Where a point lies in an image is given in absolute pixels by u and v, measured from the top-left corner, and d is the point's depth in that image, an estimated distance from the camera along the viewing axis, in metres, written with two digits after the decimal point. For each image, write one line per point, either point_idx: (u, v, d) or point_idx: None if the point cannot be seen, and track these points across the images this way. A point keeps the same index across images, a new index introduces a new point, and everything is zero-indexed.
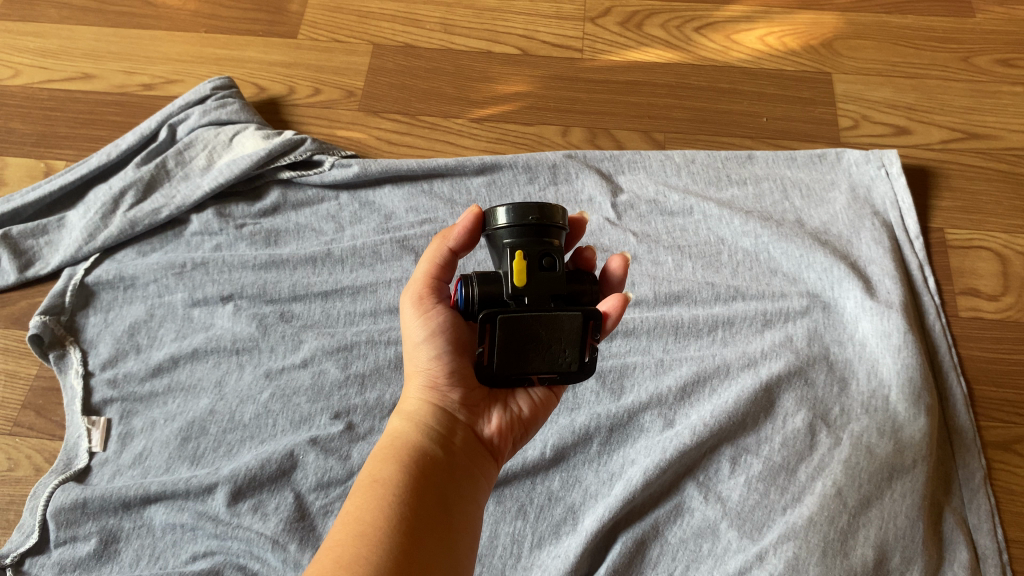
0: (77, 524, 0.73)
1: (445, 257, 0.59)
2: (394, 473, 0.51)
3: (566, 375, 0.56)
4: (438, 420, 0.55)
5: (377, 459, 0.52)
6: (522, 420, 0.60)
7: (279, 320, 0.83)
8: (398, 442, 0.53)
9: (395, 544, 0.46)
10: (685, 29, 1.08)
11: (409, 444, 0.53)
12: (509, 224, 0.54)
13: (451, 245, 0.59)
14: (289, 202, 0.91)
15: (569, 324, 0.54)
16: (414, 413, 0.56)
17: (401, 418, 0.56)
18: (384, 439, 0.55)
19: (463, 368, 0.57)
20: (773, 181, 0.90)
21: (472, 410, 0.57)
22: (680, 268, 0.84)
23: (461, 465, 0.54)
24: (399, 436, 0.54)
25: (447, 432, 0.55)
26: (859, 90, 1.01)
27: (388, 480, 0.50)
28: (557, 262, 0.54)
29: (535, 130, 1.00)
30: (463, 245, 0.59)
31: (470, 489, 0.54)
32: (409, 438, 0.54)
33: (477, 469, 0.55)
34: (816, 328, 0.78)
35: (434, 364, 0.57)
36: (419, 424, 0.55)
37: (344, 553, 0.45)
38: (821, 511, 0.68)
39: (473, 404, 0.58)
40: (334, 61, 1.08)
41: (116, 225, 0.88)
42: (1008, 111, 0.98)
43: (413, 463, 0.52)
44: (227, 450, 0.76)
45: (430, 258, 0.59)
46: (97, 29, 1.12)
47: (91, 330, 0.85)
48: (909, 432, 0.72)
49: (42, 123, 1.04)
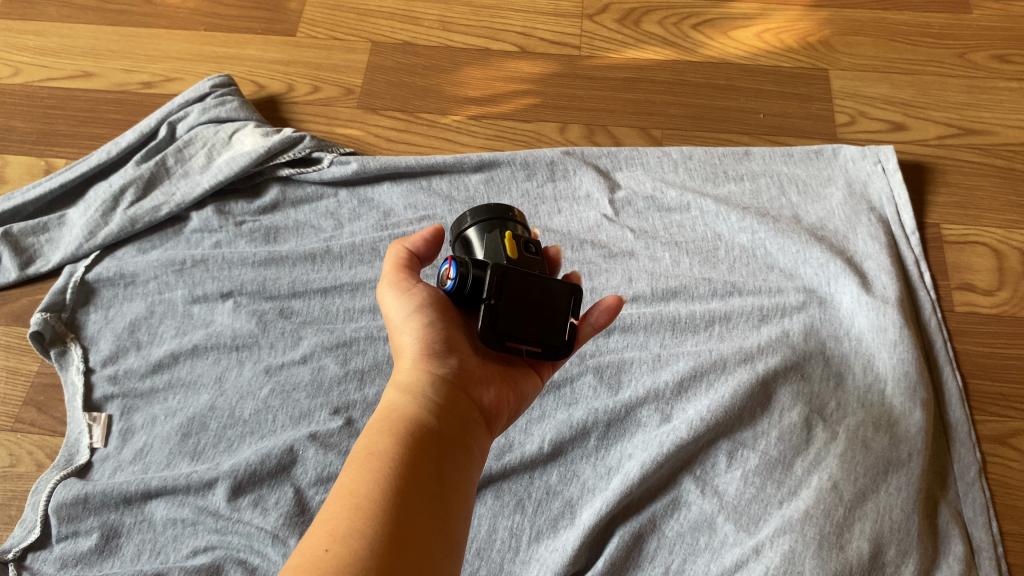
0: (78, 519, 0.73)
1: (406, 257, 0.61)
2: (391, 445, 0.51)
3: (547, 350, 0.59)
4: (436, 390, 0.56)
5: (374, 431, 0.52)
6: (515, 390, 0.62)
7: (278, 316, 0.83)
8: (395, 414, 0.54)
9: (391, 517, 0.46)
10: (683, 26, 1.08)
11: (406, 415, 0.53)
12: (494, 215, 0.63)
13: (413, 247, 0.62)
14: (288, 199, 0.92)
15: (559, 293, 0.60)
16: (410, 384, 0.56)
17: (396, 391, 0.56)
18: (380, 412, 0.55)
19: (454, 339, 0.59)
20: (770, 177, 0.90)
21: (467, 381, 0.58)
22: (677, 263, 0.85)
23: (456, 435, 0.54)
24: (395, 408, 0.54)
25: (444, 401, 0.55)
26: (855, 86, 1.02)
27: (385, 453, 0.50)
28: (540, 249, 0.62)
29: (533, 127, 1.01)
30: (425, 249, 0.62)
31: (465, 459, 0.54)
32: (406, 410, 0.54)
33: (472, 439, 0.56)
34: (813, 323, 0.79)
35: (429, 335, 0.58)
36: (416, 395, 0.55)
37: (340, 525, 0.45)
38: (817, 504, 0.69)
39: (469, 376, 0.59)
40: (333, 59, 1.08)
41: (117, 223, 0.89)
42: (1004, 106, 0.98)
43: (410, 436, 0.52)
44: (227, 446, 0.77)
45: (393, 256, 0.61)
46: (97, 28, 1.12)
47: (92, 326, 0.86)
48: (904, 426, 0.73)
49: (43, 121, 1.04)
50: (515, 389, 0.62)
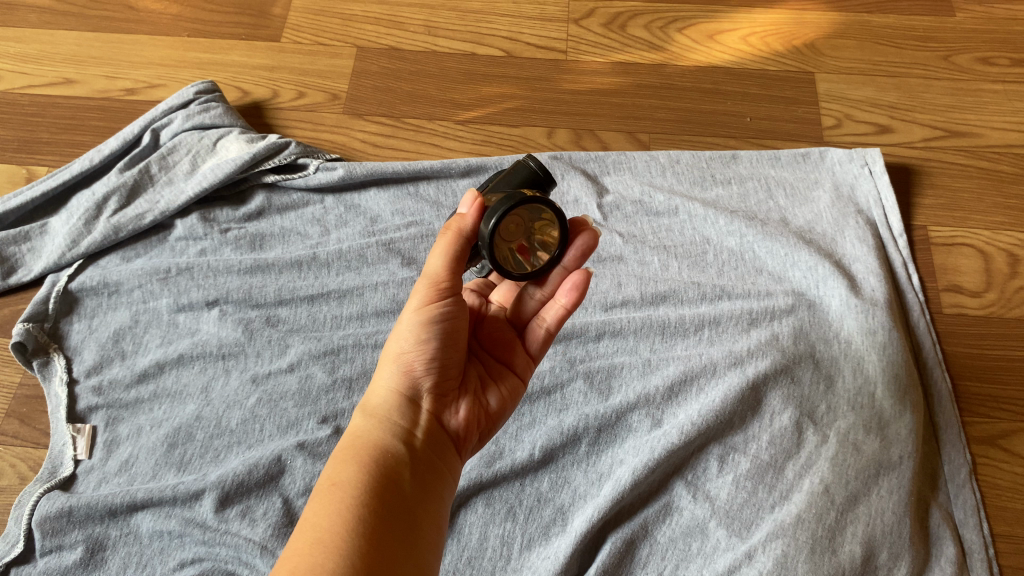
0: (62, 533, 0.72)
1: (457, 249, 0.56)
2: (355, 475, 0.50)
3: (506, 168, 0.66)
4: (405, 413, 0.55)
5: (338, 461, 0.52)
6: (488, 412, 0.61)
7: (265, 324, 0.82)
8: (361, 441, 0.53)
9: (354, 550, 0.46)
10: (669, 31, 1.08)
11: (373, 441, 0.53)
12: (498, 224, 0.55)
13: (467, 229, 0.56)
14: (274, 206, 0.91)
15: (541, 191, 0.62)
16: (381, 408, 0.55)
17: (364, 415, 0.56)
18: (345, 439, 0.54)
19: (442, 358, 0.57)
20: (757, 180, 0.90)
21: (440, 400, 0.57)
22: (666, 267, 0.84)
23: (425, 461, 0.54)
24: (362, 435, 0.54)
25: (413, 426, 0.55)
26: (841, 89, 1.02)
27: (349, 483, 0.50)
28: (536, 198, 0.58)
29: (520, 131, 1.00)
30: (476, 234, 0.57)
31: (435, 484, 0.54)
32: (373, 437, 0.53)
33: (442, 463, 0.55)
34: (802, 326, 0.78)
35: (413, 352, 0.56)
36: (385, 418, 0.54)
37: (302, 563, 0.45)
38: (809, 508, 0.68)
39: (442, 394, 0.58)
40: (318, 64, 1.07)
41: (100, 231, 0.88)
42: (989, 108, 0.99)
43: (375, 463, 0.51)
44: (215, 456, 0.76)
45: (446, 250, 0.56)
46: (79, 34, 1.11)
47: (75, 336, 0.85)
48: (895, 428, 0.73)
49: (24, 129, 1.03)
50: (485, 410, 0.61)
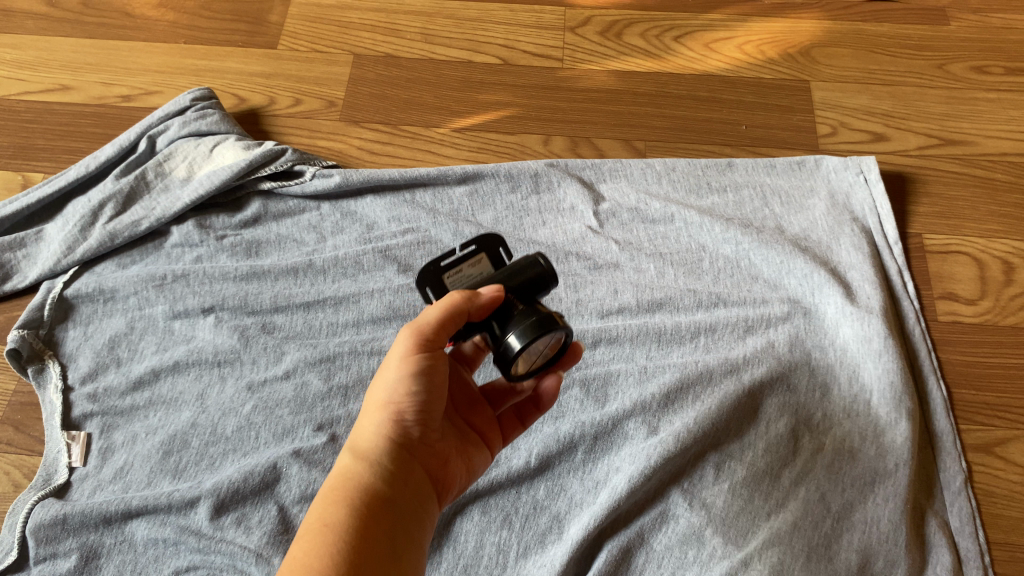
0: (56, 541, 0.72)
1: (458, 317, 0.52)
2: (344, 519, 0.50)
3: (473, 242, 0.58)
4: (394, 458, 0.53)
5: (326, 503, 0.51)
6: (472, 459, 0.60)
7: (261, 331, 0.82)
8: (350, 480, 0.52)
9: None
10: (664, 39, 1.09)
11: (361, 485, 0.52)
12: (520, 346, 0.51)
13: (478, 306, 0.52)
14: (270, 213, 0.91)
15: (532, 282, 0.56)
16: (369, 451, 0.53)
17: (352, 454, 0.54)
18: (332, 478, 0.53)
19: (432, 407, 0.55)
20: (752, 188, 0.91)
21: (427, 445, 0.56)
22: (662, 275, 0.84)
23: (412, 509, 0.53)
24: (351, 475, 0.52)
25: (401, 472, 0.53)
26: (836, 97, 1.02)
27: (336, 528, 0.49)
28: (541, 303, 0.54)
29: (517, 139, 1.01)
30: (482, 314, 0.53)
31: (420, 531, 0.53)
32: (361, 480, 0.52)
33: (427, 510, 0.55)
34: (797, 334, 0.79)
35: (404, 401, 0.54)
36: (374, 462, 0.53)
37: None
38: (805, 515, 0.70)
39: (429, 440, 0.56)
40: (315, 71, 1.08)
41: (96, 238, 0.88)
42: (983, 117, 1.00)
43: (363, 509, 0.51)
44: (210, 463, 0.76)
45: (446, 311, 0.52)
46: (75, 41, 1.11)
47: (71, 343, 0.84)
48: (891, 436, 0.73)
49: (21, 135, 1.03)
50: (469, 458, 0.60)
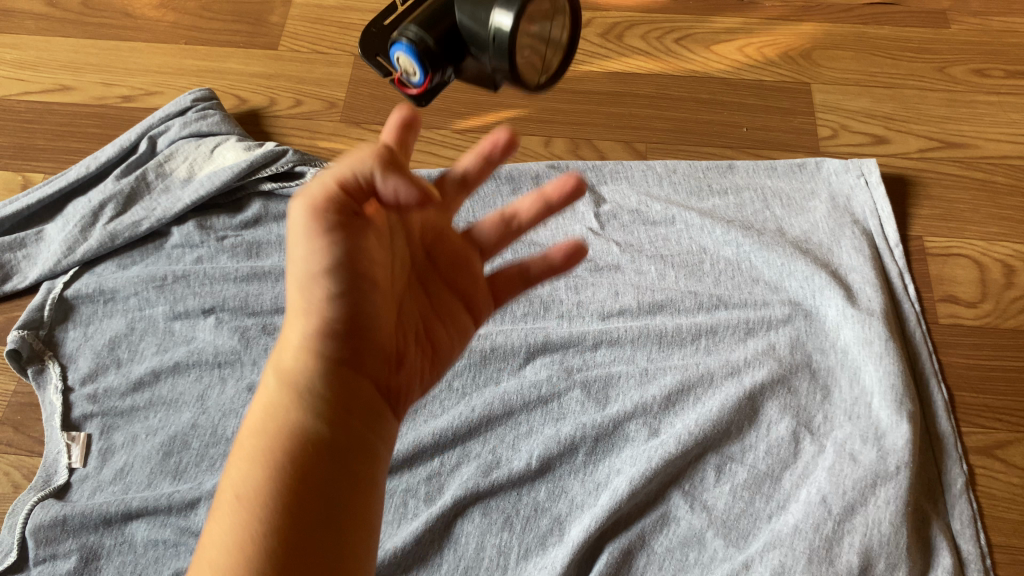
0: (56, 542, 0.72)
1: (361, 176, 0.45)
2: (263, 478, 0.45)
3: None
4: (320, 381, 0.47)
5: (245, 455, 0.47)
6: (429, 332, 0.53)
7: (261, 332, 0.82)
8: (276, 423, 0.47)
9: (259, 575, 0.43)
10: (665, 41, 1.09)
11: (286, 427, 0.46)
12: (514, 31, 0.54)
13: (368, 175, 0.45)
14: (270, 213, 0.90)
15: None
16: (291, 374, 0.47)
17: (276, 375, 0.48)
18: (259, 410, 0.48)
19: (360, 308, 0.48)
20: (754, 191, 0.91)
21: (369, 358, 0.49)
22: (662, 277, 0.84)
23: (352, 439, 0.47)
24: (277, 411, 0.47)
25: (333, 396, 0.47)
26: (837, 100, 1.02)
27: (252, 491, 0.45)
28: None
29: (518, 140, 1.01)
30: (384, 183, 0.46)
31: (365, 464, 0.47)
32: (287, 417, 0.47)
33: (375, 435, 0.48)
34: (799, 336, 0.79)
35: (321, 309, 0.47)
36: (296, 393, 0.47)
37: None
38: (806, 518, 0.69)
39: (370, 350, 0.49)
40: (316, 72, 1.08)
41: (96, 238, 0.87)
42: (983, 119, 1.00)
43: (285, 453, 0.46)
44: (210, 465, 0.76)
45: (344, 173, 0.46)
46: (76, 41, 1.11)
47: (70, 344, 0.84)
48: (892, 439, 0.72)
49: (21, 136, 1.03)
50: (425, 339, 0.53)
